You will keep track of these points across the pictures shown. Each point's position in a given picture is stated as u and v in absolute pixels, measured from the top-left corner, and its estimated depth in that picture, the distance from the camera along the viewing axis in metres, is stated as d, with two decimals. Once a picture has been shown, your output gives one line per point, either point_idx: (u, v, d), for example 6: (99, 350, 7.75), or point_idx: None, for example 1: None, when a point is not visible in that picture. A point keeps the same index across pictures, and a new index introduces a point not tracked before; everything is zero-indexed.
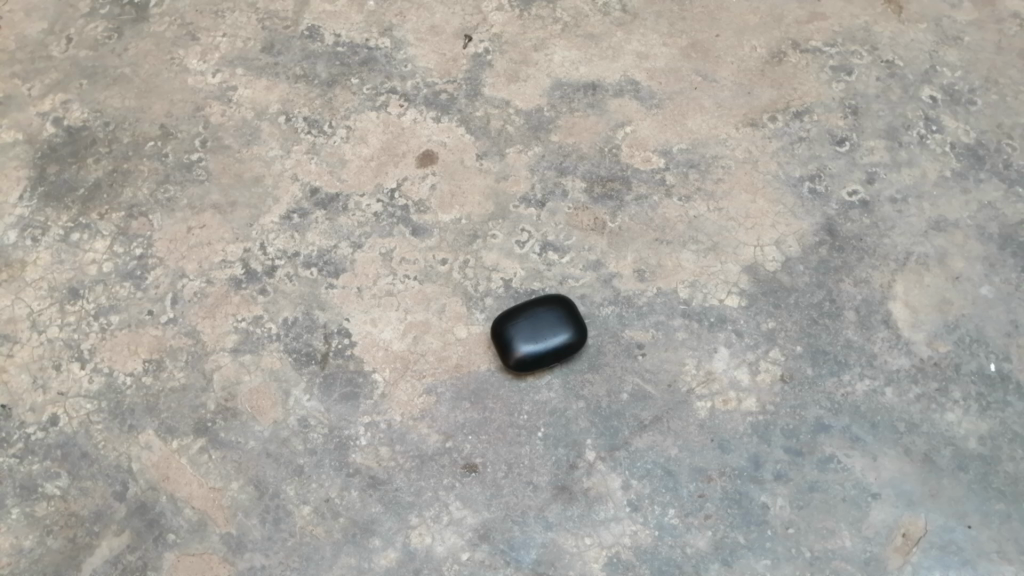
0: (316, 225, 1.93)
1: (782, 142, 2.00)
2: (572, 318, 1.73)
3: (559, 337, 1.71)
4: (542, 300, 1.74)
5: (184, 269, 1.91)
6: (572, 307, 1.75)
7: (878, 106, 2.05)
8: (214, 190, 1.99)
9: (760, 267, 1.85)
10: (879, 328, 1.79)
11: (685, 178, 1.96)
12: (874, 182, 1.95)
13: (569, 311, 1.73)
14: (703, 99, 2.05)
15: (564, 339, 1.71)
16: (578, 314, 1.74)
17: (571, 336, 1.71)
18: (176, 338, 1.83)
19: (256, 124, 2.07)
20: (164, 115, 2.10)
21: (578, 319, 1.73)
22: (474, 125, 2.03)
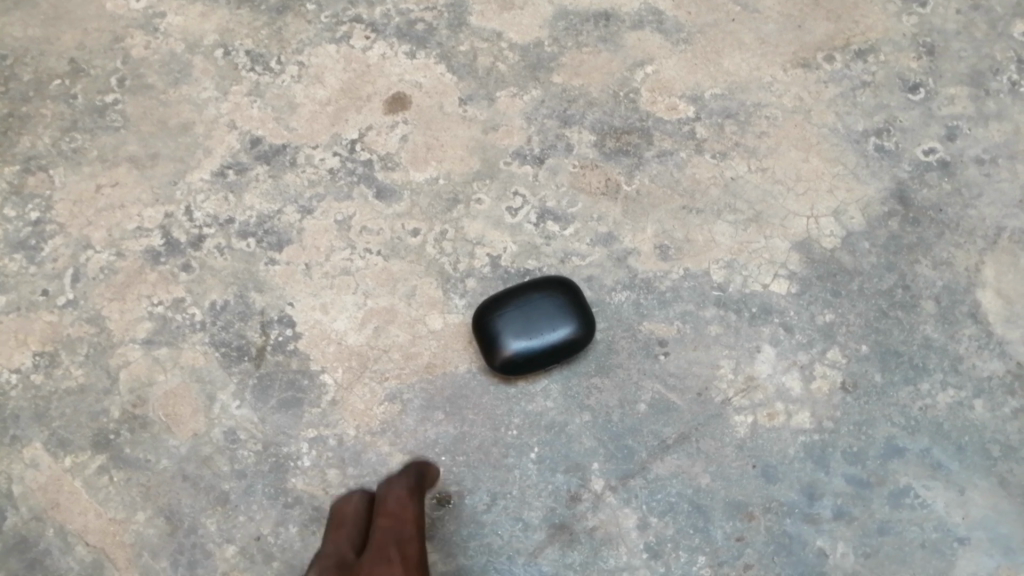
0: (256, 184, 1.54)
1: (840, 87, 1.60)
2: (576, 308, 1.34)
3: (558, 332, 1.33)
4: (539, 283, 1.36)
5: (89, 238, 1.52)
6: (577, 293, 1.36)
7: (960, 44, 1.63)
8: (131, 140, 1.60)
9: (814, 245, 1.47)
10: (965, 323, 1.40)
11: (719, 132, 1.57)
12: (955, 139, 1.55)
13: (573, 298, 1.35)
14: (743, 33, 1.65)
15: (566, 334, 1.33)
16: (584, 302, 1.36)
17: (575, 331, 1.33)
18: (76, 326, 1.45)
19: (187, 58, 1.66)
20: (75, 48, 1.68)
21: (584, 309, 1.35)
22: (457, 63, 1.63)
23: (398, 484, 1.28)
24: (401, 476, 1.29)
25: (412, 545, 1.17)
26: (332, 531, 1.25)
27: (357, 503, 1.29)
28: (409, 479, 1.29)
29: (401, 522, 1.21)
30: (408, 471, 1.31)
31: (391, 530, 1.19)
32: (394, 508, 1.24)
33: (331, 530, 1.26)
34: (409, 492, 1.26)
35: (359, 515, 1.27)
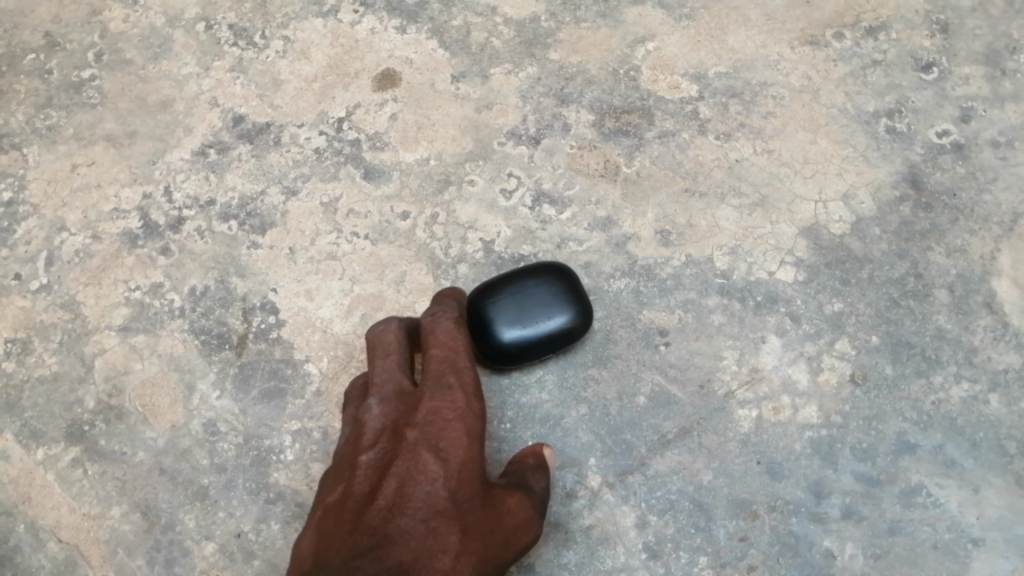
0: (239, 164, 1.48)
1: (850, 65, 1.53)
2: (573, 296, 1.28)
3: (555, 321, 1.26)
4: (535, 269, 1.29)
5: (64, 220, 1.45)
6: (574, 281, 1.29)
7: (975, 22, 1.57)
8: (109, 117, 1.53)
9: (822, 230, 1.40)
10: (979, 313, 1.34)
11: (723, 112, 1.50)
12: (970, 121, 1.48)
13: (569, 285, 1.28)
14: (748, 9, 1.58)
15: (561, 323, 1.26)
16: (580, 289, 1.29)
17: (571, 320, 1.27)
18: (49, 312, 1.39)
19: (168, 32, 1.59)
20: (50, 21, 1.61)
21: (581, 297, 1.28)
22: (449, 38, 1.56)
23: (445, 317, 1.21)
24: (446, 308, 1.23)
25: (468, 375, 1.14)
26: (376, 356, 1.20)
27: (397, 327, 1.23)
28: (450, 307, 1.23)
29: (455, 353, 1.16)
30: (448, 303, 1.25)
31: (445, 358, 1.15)
32: (445, 338, 1.18)
33: (377, 353, 1.20)
34: (458, 323, 1.20)
35: (402, 339, 1.21)
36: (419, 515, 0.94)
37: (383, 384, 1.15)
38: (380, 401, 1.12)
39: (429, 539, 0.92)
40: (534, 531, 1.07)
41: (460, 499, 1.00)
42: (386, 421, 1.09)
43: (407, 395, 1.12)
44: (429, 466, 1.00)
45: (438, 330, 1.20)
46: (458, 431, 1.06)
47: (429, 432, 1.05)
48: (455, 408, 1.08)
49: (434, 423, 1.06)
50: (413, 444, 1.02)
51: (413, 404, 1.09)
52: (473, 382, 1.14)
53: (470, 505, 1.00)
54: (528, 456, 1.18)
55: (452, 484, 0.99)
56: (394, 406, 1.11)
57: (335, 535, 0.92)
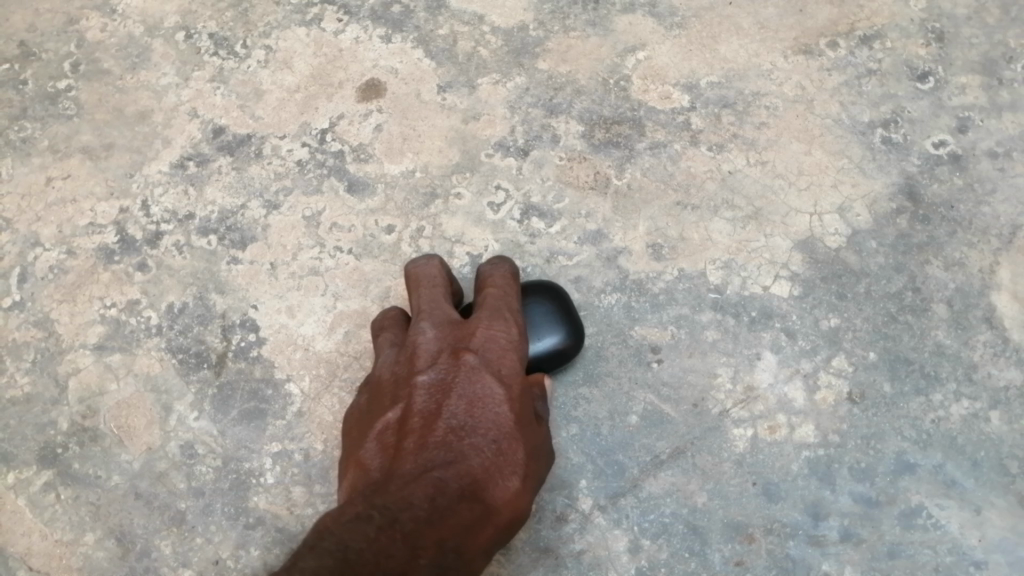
0: (218, 177, 1.44)
1: (845, 74, 1.50)
2: (564, 317, 1.25)
3: (545, 341, 1.23)
4: (525, 290, 1.26)
5: (38, 235, 1.41)
6: (566, 301, 1.27)
7: (971, 30, 1.54)
8: (85, 129, 1.48)
9: (817, 243, 1.37)
10: (979, 328, 1.31)
11: (716, 122, 1.47)
12: (967, 131, 1.46)
13: (560, 306, 1.25)
14: (740, 17, 1.55)
15: (553, 343, 1.23)
16: (571, 310, 1.26)
17: (563, 340, 1.24)
18: (21, 331, 1.34)
19: (147, 41, 1.55)
20: (25, 30, 1.57)
21: (572, 318, 1.25)
22: (436, 48, 1.53)
23: (500, 270, 1.24)
24: (497, 261, 1.26)
25: (518, 318, 1.15)
26: (421, 289, 1.20)
27: (442, 268, 1.25)
28: (504, 263, 1.25)
29: (507, 296, 1.18)
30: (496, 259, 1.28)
31: (499, 298, 1.17)
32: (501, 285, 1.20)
33: (421, 286, 1.21)
34: (512, 278, 1.23)
35: (447, 281, 1.23)
36: (489, 433, 0.93)
37: (433, 313, 1.14)
38: (433, 324, 1.11)
39: (497, 457, 0.92)
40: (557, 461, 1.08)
41: (521, 423, 0.99)
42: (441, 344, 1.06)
43: (461, 325, 1.10)
44: (493, 389, 0.99)
45: (490, 280, 1.22)
46: (514, 361, 1.06)
47: (489, 360, 1.03)
48: (511, 339, 1.09)
49: (494, 350, 1.05)
50: (476, 365, 1.01)
51: (469, 329, 1.09)
52: (523, 323, 1.16)
53: (528, 430, 1.00)
54: (536, 384, 1.11)
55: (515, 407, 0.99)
56: (448, 332, 1.08)
57: (405, 448, 0.90)
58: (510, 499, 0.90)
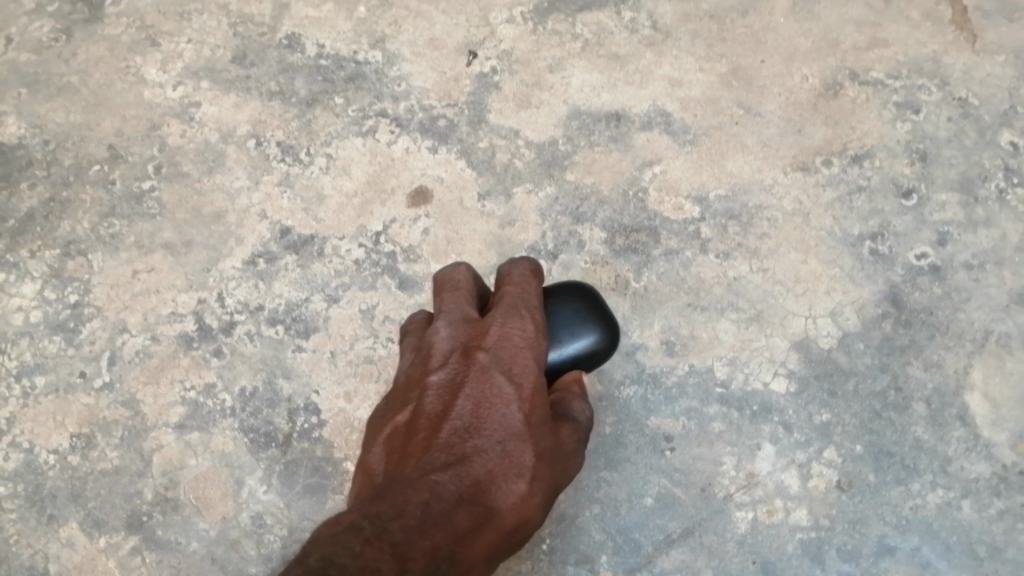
0: (285, 273, 1.63)
1: (837, 191, 1.70)
2: (591, 317, 1.34)
3: (579, 343, 1.32)
4: (553, 297, 1.35)
5: (125, 322, 1.60)
6: (591, 302, 1.36)
7: (950, 152, 1.74)
8: (167, 227, 1.68)
9: (812, 344, 1.56)
10: (954, 425, 1.49)
11: (723, 232, 1.66)
12: (946, 244, 1.65)
13: (586, 307, 1.35)
14: (746, 136, 1.76)
15: (586, 343, 1.32)
16: (597, 309, 1.36)
17: (595, 338, 1.33)
18: (111, 409, 1.53)
19: (221, 148, 1.76)
20: (113, 134, 1.78)
21: (599, 317, 1.35)
22: (476, 159, 1.74)
23: (520, 265, 1.27)
24: (517, 258, 1.28)
25: (538, 314, 1.19)
26: (444, 291, 1.22)
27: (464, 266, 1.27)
28: (524, 259, 1.28)
29: (526, 290, 1.21)
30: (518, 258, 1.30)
31: (518, 295, 1.19)
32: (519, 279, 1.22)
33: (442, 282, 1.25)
34: (533, 271, 1.25)
35: (471, 281, 1.23)
36: (495, 437, 1.00)
37: (450, 310, 1.17)
38: (449, 324, 1.15)
39: (503, 460, 0.98)
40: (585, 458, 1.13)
41: (532, 423, 1.04)
42: (455, 344, 1.11)
43: (477, 322, 1.15)
44: (502, 391, 1.04)
45: (510, 275, 1.25)
46: (528, 359, 1.10)
47: (500, 359, 1.08)
48: (528, 336, 1.13)
49: (506, 349, 1.09)
50: (485, 367, 1.06)
51: (483, 327, 1.13)
52: (543, 318, 1.18)
53: (541, 430, 1.05)
54: (573, 385, 1.23)
55: (525, 409, 1.04)
56: (463, 331, 1.13)
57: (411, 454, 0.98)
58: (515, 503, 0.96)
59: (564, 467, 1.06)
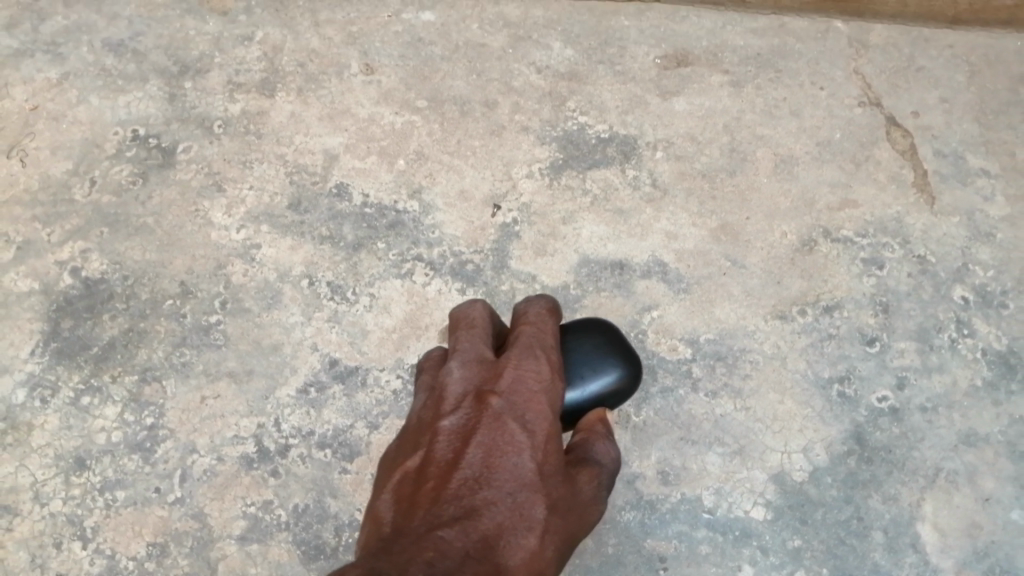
0: (333, 401, 1.89)
1: (810, 338, 1.97)
2: (609, 359, 1.61)
3: (600, 381, 1.58)
4: (575, 342, 1.62)
5: (195, 443, 1.86)
6: (605, 346, 1.63)
7: (910, 304, 2.01)
8: (230, 357, 1.95)
9: (787, 476, 1.82)
10: (907, 551, 1.78)
11: (711, 372, 1.93)
12: (904, 388, 1.91)
13: (600, 348, 1.62)
14: (732, 286, 2.04)
15: (605, 382, 1.58)
16: (610, 351, 1.63)
17: (613, 377, 1.59)
18: (183, 521, 1.79)
19: (279, 286, 2.03)
20: (185, 271, 2.05)
21: (614, 358, 1.62)
22: (499, 301, 2.04)
23: (536, 306, 1.48)
24: (534, 297, 1.50)
25: (553, 357, 1.36)
26: (458, 328, 1.40)
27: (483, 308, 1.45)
28: (543, 299, 1.50)
29: (542, 333, 1.39)
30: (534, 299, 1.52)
31: (533, 335, 1.37)
32: (536, 319, 1.43)
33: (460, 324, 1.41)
34: (548, 310, 1.47)
35: (486, 321, 1.42)
36: (505, 488, 1.10)
37: (466, 351, 1.34)
38: (462, 366, 1.30)
39: (514, 511, 1.08)
40: (604, 505, 1.28)
41: (543, 474, 1.16)
42: (468, 388, 1.27)
43: (490, 365, 1.30)
44: (513, 439, 1.17)
45: (525, 316, 1.45)
46: (537, 407, 1.24)
47: (511, 407, 1.21)
48: (539, 380, 1.29)
49: (517, 395, 1.24)
50: (496, 414, 1.20)
51: (498, 370, 1.28)
52: (556, 362, 1.35)
53: (548, 482, 1.17)
54: (597, 428, 1.43)
55: (534, 458, 1.17)
56: (477, 374, 1.29)
57: (421, 502, 1.06)
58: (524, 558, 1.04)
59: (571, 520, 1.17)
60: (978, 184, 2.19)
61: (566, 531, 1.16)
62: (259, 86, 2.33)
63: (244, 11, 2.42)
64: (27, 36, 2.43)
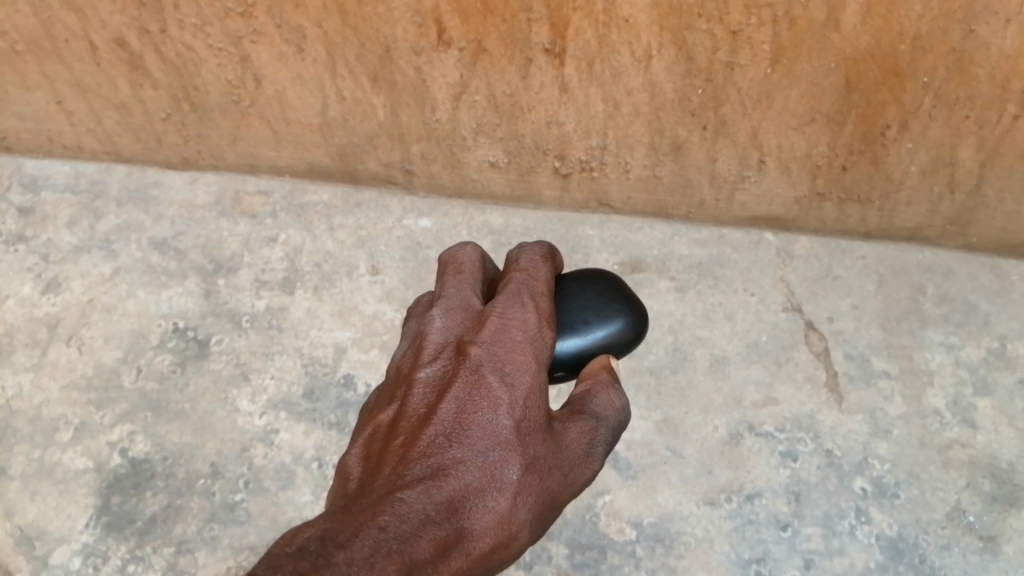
0: None
1: (733, 522, 2.39)
2: (610, 312, 1.87)
3: (602, 330, 1.83)
4: (581, 297, 1.87)
5: None
6: (604, 297, 1.89)
7: (817, 493, 2.43)
8: (251, 531, 2.35)
9: None
10: None
11: (652, 552, 2.36)
12: (810, 568, 2.33)
13: (598, 299, 1.88)
14: (671, 473, 2.46)
15: (606, 331, 1.84)
16: (608, 299, 1.89)
17: (614, 325, 1.86)
18: None
19: (293, 467, 2.44)
20: (215, 453, 2.46)
21: (613, 309, 1.88)
22: None
23: (532, 250, 1.68)
24: (532, 242, 1.70)
25: (542, 305, 1.55)
26: (447, 275, 1.60)
27: (472, 251, 1.63)
28: (541, 245, 1.70)
29: (532, 283, 1.59)
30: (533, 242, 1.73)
31: (523, 283, 1.57)
32: (528, 266, 1.63)
33: (449, 269, 1.61)
34: (542, 258, 1.66)
35: (473, 264, 1.61)
36: (479, 448, 1.35)
37: (451, 299, 1.54)
38: (444, 314, 1.51)
39: (486, 469, 1.33)
40: (599, 458, 1.46)
41: (524, 431, 1.37)
42: (449, 338, 1.48)
43: (478, 317, 1.50)
44: (492, 398, 1.39)
45: (521, 260, 1.65)
46: (519, 358, 1.44)
47: (494, 360, 1.43)
48: (525, 329, 1.48)
49: (503, 344, 1.45)
50: (474, 371, 1.41)
51: (484, 321, 1.48)
52: (545, 305, 1.56)
53: (532, 438, 1.38)
54: (601, 373, 1.61)
55: (513, 414, 1.38)
56: (461, 326, 1.50)
57: (392, 458, 1.35)
58: (494, 514, 1.30)
59: (557, 471, 1.39)
60: (879, 385, 2.62)
61: (554, 482, 1.39)
62: (281, 284, 2.77)
63: (270, 213, 2.92)
64: (85, 234, 2.89)
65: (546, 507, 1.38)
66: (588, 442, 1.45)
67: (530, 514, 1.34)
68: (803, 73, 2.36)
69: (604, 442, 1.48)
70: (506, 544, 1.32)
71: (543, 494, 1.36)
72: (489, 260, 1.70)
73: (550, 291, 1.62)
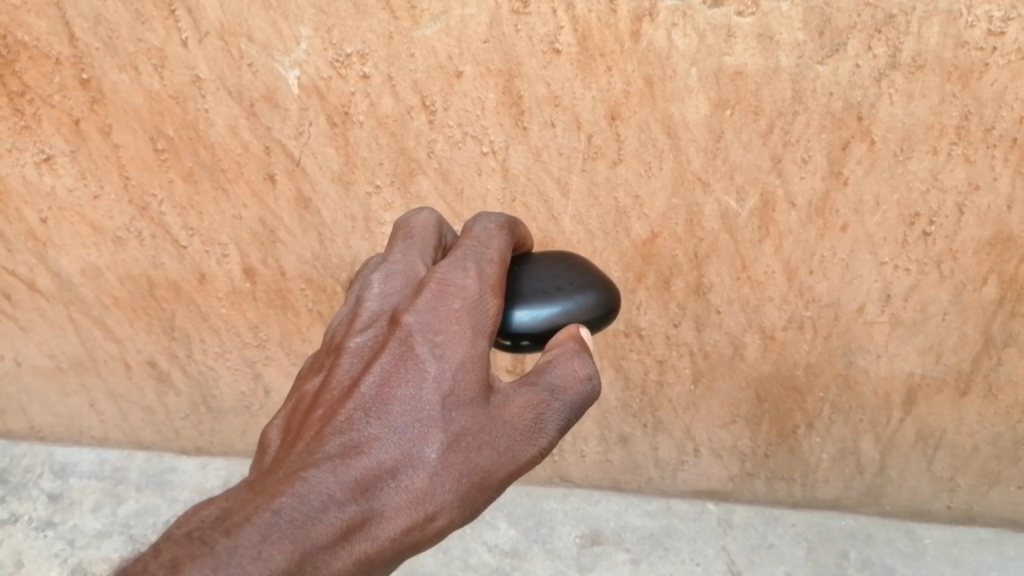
0: None
1: None
2: (586, 284, 1.81)
3: (575, 300, 1.76)
4: (555, 270, 1.82)
5: None
6: (578, 272, 1.84)
7: None
8: None
9: None
10: None
11: None
12: None
13: (571, 272, 1.83)
14: None
15: (581, 300, 1.77)
16: (584, 273, 1.84)
17: (589, 297, 1.79)
18: None
19: None
20: None
21: (589, 282, 1.82)
22: None
23: (489, 220, 1.67)
24: (491, 213, 1.70)
25: (490, 271, 1.54)
26: (397, 241, 1.64)
27: (425, 218, 1.68)
28: (501, 218, 1.71)
29: (483, 248, 1.58)
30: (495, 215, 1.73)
31: (472, 248, 1.57)
32: (481, 235, 1.63)
33: (401, 235, 1.65)
34: (497, 227, 1.65)
35: (420, 234, 1.65)
36: (397, 427, 1.36)
37: (394, 265, 1.58)
38: (381, 285, 1.55)
39: (404, 447, 1.36)
40: (545, 435, 1.44)
41: (450, 409, 1.38)
42: (385, 309, 1.52)
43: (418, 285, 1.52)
44: (418, 372, 1.39)
45: (476, 228, 1.65)
46: (453, 323, 1.43)
47: (425, 328, 1.42)
48: (464, 296, 1.47)
49: (437, 309, 1.44)
50: (402, 343, 1.42)
51: (424, 285, 1.49)
52: (491, 268, 1.55)
53: (459, 416, 1.38)
54: (568, 342, 1.58)
55: (438, 391, 1.38)
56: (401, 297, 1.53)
57: (307, 437, 1.40)
58: (406, 494, 1.34)
59: (487, 450, 1.39)
60: None
61: (484, 458, 1.39)
62: None
63: None
64: (107, 518, 3.24)
65: (475, 487, 1.39)
66: (534, 417, 1.43)
67: (456, 496, 1.37)
68: (721, 388, 2.87)
69: (554, 418, 1.45)
70: (424, 523, 1.36)
71: (466, 472, 1.37)
72: (446, 226, 1.73)
73: (503, 258, 1.60)
